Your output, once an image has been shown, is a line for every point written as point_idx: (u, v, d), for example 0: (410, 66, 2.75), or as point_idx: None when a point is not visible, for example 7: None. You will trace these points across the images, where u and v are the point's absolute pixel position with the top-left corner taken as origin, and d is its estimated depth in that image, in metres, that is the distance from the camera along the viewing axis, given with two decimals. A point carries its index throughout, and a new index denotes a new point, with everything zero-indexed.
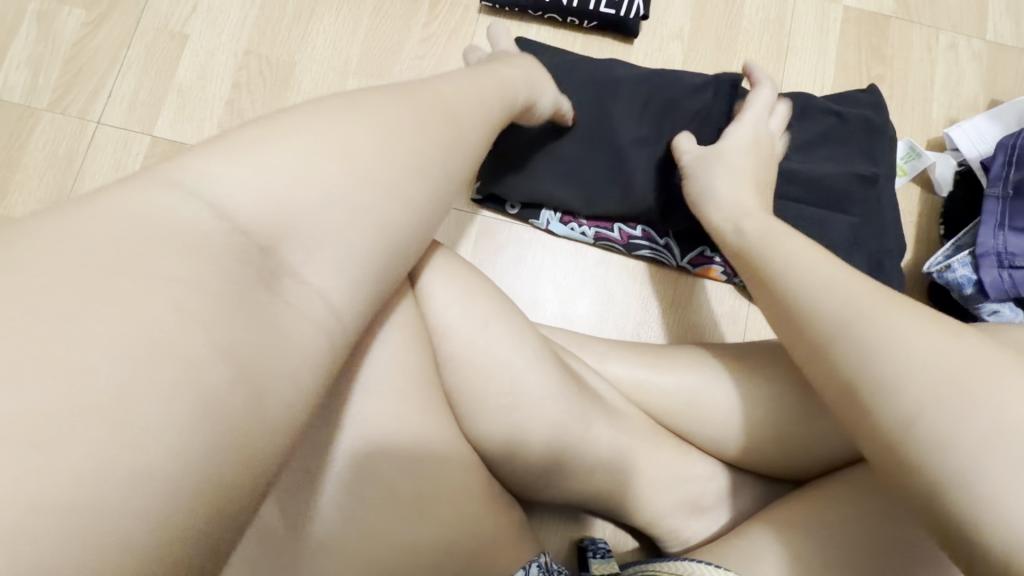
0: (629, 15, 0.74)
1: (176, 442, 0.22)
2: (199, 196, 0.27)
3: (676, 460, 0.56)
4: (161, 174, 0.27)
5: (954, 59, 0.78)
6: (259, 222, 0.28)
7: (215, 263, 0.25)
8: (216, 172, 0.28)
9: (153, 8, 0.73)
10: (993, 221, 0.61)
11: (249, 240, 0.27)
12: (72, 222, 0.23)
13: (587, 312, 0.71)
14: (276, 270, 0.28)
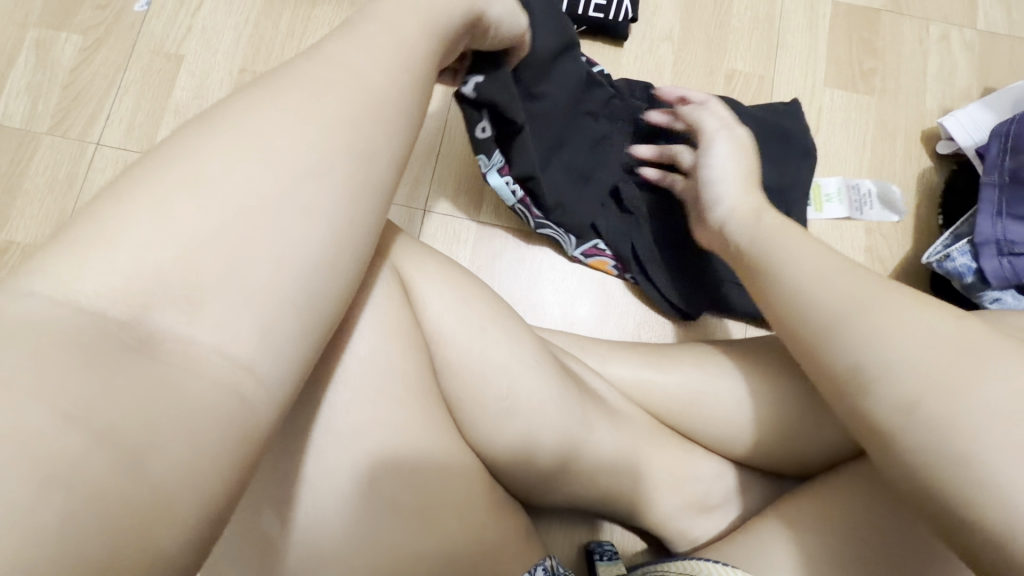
0: (618, 18, 0.74)
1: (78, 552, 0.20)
2: (37, 294, 0.23)
3: (680, 460, 0.56)
4: (8, 283, 0.23)
5: (946, 49, 0.78)
6: (107, 298, 0.23)
7: (79, 355, 0.22)
8: (57, 262, 0.23)
9: (149, 31, 0.74)
10: (990, 209, 0.61)
11: (111, 319, 0.23)
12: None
13: (587, 315, 0.71)
14: (150, 338, 0.24)
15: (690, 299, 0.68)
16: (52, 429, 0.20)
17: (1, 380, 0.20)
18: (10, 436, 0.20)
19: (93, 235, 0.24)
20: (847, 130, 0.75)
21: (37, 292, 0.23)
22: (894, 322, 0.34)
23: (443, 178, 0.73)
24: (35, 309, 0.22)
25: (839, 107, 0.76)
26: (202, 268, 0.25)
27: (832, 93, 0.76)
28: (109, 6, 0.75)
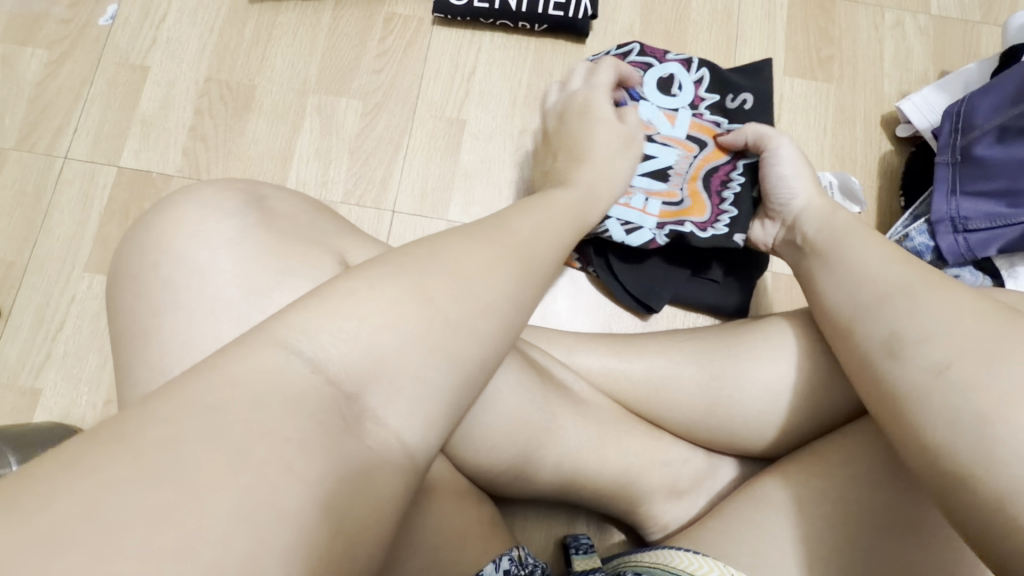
0: (577, 15, 0.75)
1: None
2: (302, 354, 0.27)
3: (649, 447, 0.56)
4: (266, 334, 0.27)
5: (901, 35, 0.79)
6: (353, 368, 0.28)
7: (309, 417, 0.25)
8: (312, 329, 0.28)
9: (114, 44, 0.75)
10: (945, 188, 0.62)
11: (339, 390, 0.27)
12: (204, 388, 0.24)
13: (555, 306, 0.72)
14: (360, 416, 0.28)
15: (652, 293, 0.68)
16: (292, 472, 0.23)
17: (271, 430, 0.24)
18: (256, 474, 0.22)
19: (336, 306, 0.29)
20: (807, 117, 0.76)
21: (299, 352, 0.27)
22: (953, 314, 0.36)
23: (410, 178, 0.73)
24: (294, 370, 0.26)
25: (799, 95, 0.77)
26: (400, 359, 0.29)
27: (792, 82, 0.78)
28: (74, 20, 0.76)
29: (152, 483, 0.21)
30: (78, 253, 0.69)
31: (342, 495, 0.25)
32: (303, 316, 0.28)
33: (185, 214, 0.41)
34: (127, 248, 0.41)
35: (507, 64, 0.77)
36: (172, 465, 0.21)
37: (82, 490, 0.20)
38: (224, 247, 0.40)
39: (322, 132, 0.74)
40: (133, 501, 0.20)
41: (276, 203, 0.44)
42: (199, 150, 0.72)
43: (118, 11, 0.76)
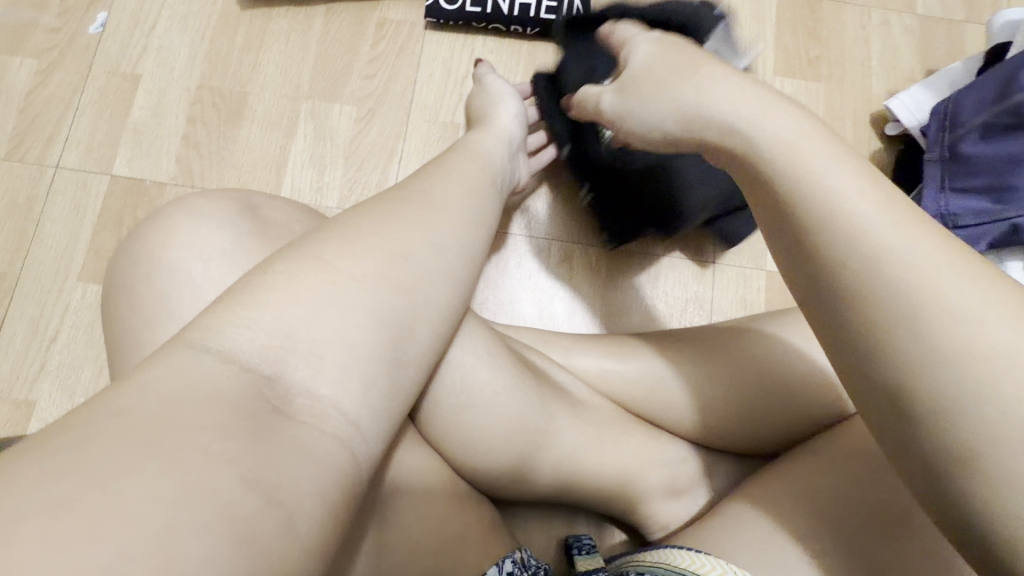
0: (568, 18, 0.76)
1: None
2: (210, 350, 0.29)
3: (647, 446, 0.57)
4: (181, 340, 0.29)
5: (888, 35, 0.80)
6: (264, 354, 0.29)
7: (227, 409, 0.27)
8: (216, 327, 0.29)
9: (104, 52, 0.75)
10: (935, 185, 0.63)
11: (255, 374, 0.29)
12: (115, 397, 0.26)
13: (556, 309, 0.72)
14: (285, 398, 0.29)
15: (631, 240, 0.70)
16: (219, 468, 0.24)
17: (179, 419, 0.25)
18: (168, 462, 0.23)
19: (245, 301, 0.31)
20: None
21: (206, 349, 0.28)
22: None
23: None
24: (198, 366, 0.28)
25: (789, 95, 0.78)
26: (314, 334, 0.30)
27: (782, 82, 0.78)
28: (63, 29, 0.75)
29: (64, 475, 0.22)
30: (71, 263, 0.68)
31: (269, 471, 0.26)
32: (218, 312, 0.30)
33: (177, 224, 0.41)
34: (119, 260, 0.41)
35: (499, 67, 0.77)
36: (83, 461, 0.23)
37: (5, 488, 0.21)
38: (217, 257, 0.40)
39: (316, 137, 0.74)
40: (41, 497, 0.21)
41: (270, 211, 0.44)
42: (192, 157, 0.72)
43: (108, 19, 0.76)
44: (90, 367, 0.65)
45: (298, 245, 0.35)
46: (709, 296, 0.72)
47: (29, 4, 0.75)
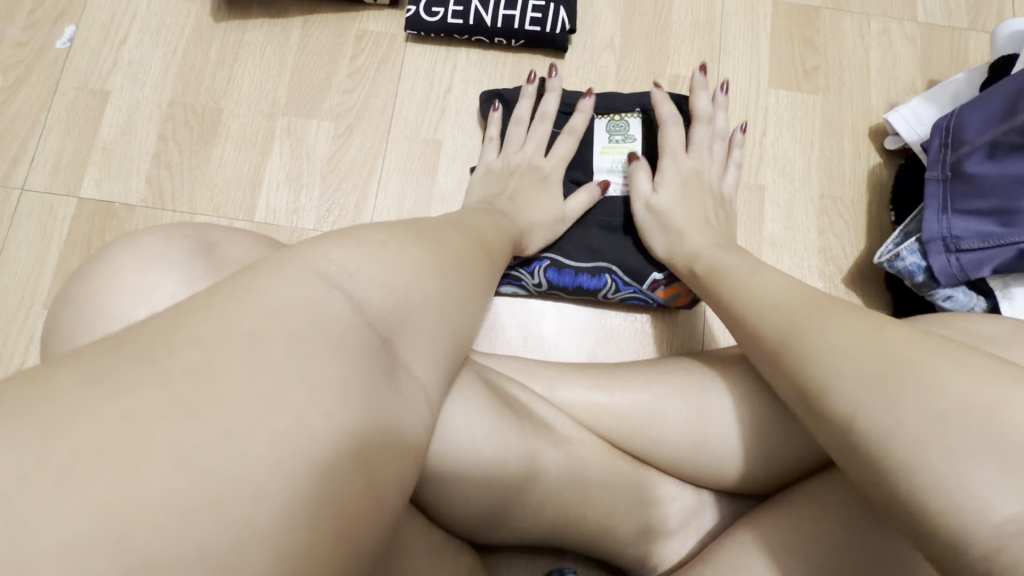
0: (555, 30, 0.73)
1: (298, 521, 0.25)
2: (340, 290, 0.32)
3: (632, 483, 0.54)
4: (308, 265, 0.32)
5: (887, 44, 0.78)
6: (383, 314, 0.33)
7: (354, 357, 0.30)
8: (349, 269, 0.33)
9: (72, 68, 0.72)
10: (936, 205, 0.59)
11: (375, 333, 0.32)
12: (248, 315, 0.28)
13: (561, 283, 0.67)
14: (393, 359, 0.33)
15: (617, 292, 0.67)
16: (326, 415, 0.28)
17: (313, 373, 0.28)
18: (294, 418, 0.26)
19: (369, 245, 0.36)
20: (793, 130, 0.74)
21: (334, 288, 0.32)
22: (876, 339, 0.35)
23: (385, 203, 0.70)
24: (329, 299, 0.31)
25: (785, 108, 0.75)
26: (417, 314, 0.35)
27: (778, 94, 0.75)
28: (29, 44, 0.72)
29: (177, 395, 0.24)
30: (37, 289, 0.66)
31: (366, 438, 0.29)
32: (337, 248, 0.34)
33: (127, 265, 0.38)
34: (64, 303, 0.39)
35: (483, 81, 0.74)
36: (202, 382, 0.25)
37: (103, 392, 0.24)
38: (165, 302, 0.37)
39: (293, 156, 0.71)
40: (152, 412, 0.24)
41: (227, 247, 0.41)
42: (165, 177, 0.69)
43: (76, 32, 0.73)
44: None
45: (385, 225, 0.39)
46: (700, 319, 0.69)
47: None
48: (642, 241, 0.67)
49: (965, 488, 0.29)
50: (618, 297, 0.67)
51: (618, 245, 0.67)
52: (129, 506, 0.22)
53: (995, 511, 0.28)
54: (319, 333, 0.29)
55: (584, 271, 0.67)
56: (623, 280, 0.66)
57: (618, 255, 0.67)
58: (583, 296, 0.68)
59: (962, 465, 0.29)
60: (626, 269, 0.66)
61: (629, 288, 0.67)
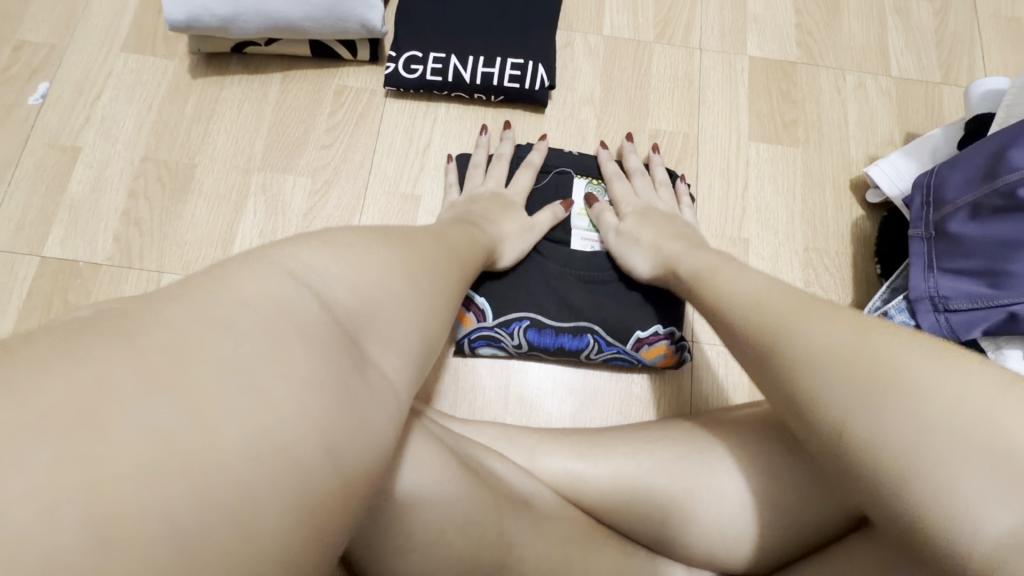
0: (534, 86, 0.73)
1: (279, 524, 0.24)
2: (307, 286, 0.30)
3: (623, 568, 0.49)
4: (268, 260, 0.30)
5: (864, 98, 0.78)
6: (353, 312, 0.31)
7: (327, 352, 0.28)
8: (314, 264, 0.31)
9: (44, 124, 0.71)
10: (922, 263, 0.59)
11: (345, 329, 0.30)
12: (204, 310, 0.26)
13: (542, 343, 0.64)
14: (365, 357, 0.31)
15: (599, 352, 0.65)
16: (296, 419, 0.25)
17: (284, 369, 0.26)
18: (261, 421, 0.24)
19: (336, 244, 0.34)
20: (775, 183, 0.74)
21: (302, 283, 0.30)
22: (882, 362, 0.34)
23: None
24: (297, 295, 0.29)
25: (765, 161, 0.75)
26: (388, 313, 0.33)
27: (758, 147, 0.75)
28: (1, 101, 0.71)
29: (153, 385, 0.22)
30: None
31: (346, 434, 0.27)
32: (302, 246, 0.32)
33: None
34: None
35: (463, 135, 0.74)
36: (173, 375, 0.23)
37: (67, 396, 0.21)
38: None
39: (267, 212, 0.69)
40: (125, 410, 0.21)
41: None
42: (133, 234, 0.67)
43: (49, 89, 0.72)
44: None
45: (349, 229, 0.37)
46: (688, 377, 0.67)
47: None
48: (624, 298, 0.65)
49: (969, 500, 0.29)
50: (602, 357, 0.65)
51: (600, 301, 0.65)
52: (97, 493, 0.20)
53: (986, 526, 0.29)
54: (290, 325, 0.27)
55: (565, 331, 0.64)
56: (604, 340, 0.64)
57: (600, 314, 0.64)
58: (564, 356, 0.65)
59: (963, 479, 0.30)
60: (608, 328, 0.64)
61: (612, 348, 0.64)
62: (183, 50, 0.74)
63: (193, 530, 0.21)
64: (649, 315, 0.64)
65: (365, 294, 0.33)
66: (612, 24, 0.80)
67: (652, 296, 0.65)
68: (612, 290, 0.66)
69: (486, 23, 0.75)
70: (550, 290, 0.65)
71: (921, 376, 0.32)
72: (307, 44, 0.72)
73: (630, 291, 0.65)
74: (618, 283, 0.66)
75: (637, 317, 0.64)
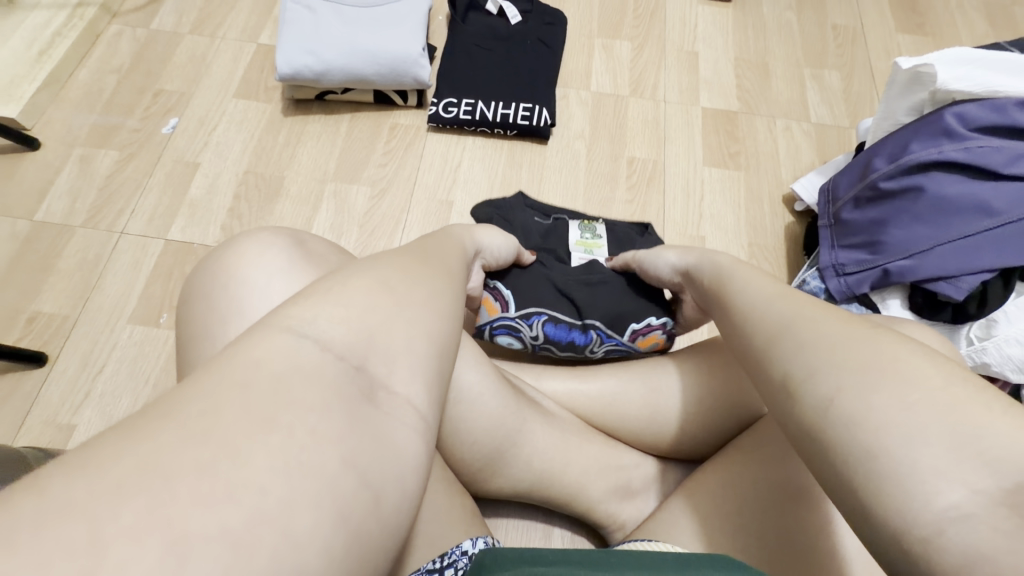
0: (540, 124, 0.97)
1: (322, 539, 0.27)
2: (307, 337, 0.34)
3: (606, 452, 0.66)
4: (272, 324, 0.34)
5: (790, 137, 1.03)
6: (354, 346, 0.36)
7: (330, 390, 0.32)
8: (312, 316, 0.36)
9: (173, 146, 0.95)
10: (827, 243, 0.79)
11: (347, 363, 0.35)
12: (230, 372, 0.30)
13: (556, 336, 0.77)
14: (370, 386, 0.35)
15: (601, 343, 0.77)
16: (313, 443, 0.29)
17: (294, 405, 0.30)
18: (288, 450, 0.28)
19: (332, 292, 0.38)
20: (724, 196, 0.97)
21: (304, 334, 0.34)
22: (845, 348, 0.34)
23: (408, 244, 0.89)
24: (300, 347, 0.33)
25: (716, 180, 0.98)
26: (388, 335, 0.37)
27: (710, 170, 0.99)
28: (142, 130, 0.96)
29: (195, 440, 0.26)
30: (124, 309, 0.82)
31: (364, 457, 0.31)
32: (303, 306, 0.36)
33: (245, 249, 0.55)
34: (198, 278, 0.55)
35: (486, 159, 0.97)
36: (210, 432, 0.27)
37: (134, 461, 0.25)
38: (276, 273, 0.53)
39: (337, 211, 0.91)
40: (175, 459, 0.25)
41: (311, 245, 0.59)
42: (236, 224, 0.89)
43: (178, 122, 0.97)
44: (130, 395, 0.76)
45: (340, 269, 0.41)
46: None
47: (119, 112, 0.97)
48: (620, 297, 0.77)
49: (927, 470, 0.28)
50: (601, 351, 0.78)
51: (600, 301, 0.77)
52: (173, 515, 0.24)
53: (939, 498, 0.27)
54: (303, 377, 0.32)
55: (576, 327, 0.76)
56: (606, 335, 0.77)
57: (602, 313, 0.76)
58: (573, 348, 0.78)
59: (918, 450, 0.29)
60: (608, 324, 0.76)
61: (612, 341, 0.77)
62: (278, 97, 1.00)
63: (251, 538, 0.25)
64: (642, 311, 0.76)
65: (364, 324, 0.37)
66: (597, 83, 1.06)
67: (643, 293, 0.77)
68: (611, 289, 0.77)
69: (504, 82, 1.01)
70: (559, 292, 0.77)
71: (917, 370, 0.31)
72: (371, 93, 0.98)
73: (625, 292, 0.77)
74: (616, 284, 0.77)
75: (632, 314, 0.77)
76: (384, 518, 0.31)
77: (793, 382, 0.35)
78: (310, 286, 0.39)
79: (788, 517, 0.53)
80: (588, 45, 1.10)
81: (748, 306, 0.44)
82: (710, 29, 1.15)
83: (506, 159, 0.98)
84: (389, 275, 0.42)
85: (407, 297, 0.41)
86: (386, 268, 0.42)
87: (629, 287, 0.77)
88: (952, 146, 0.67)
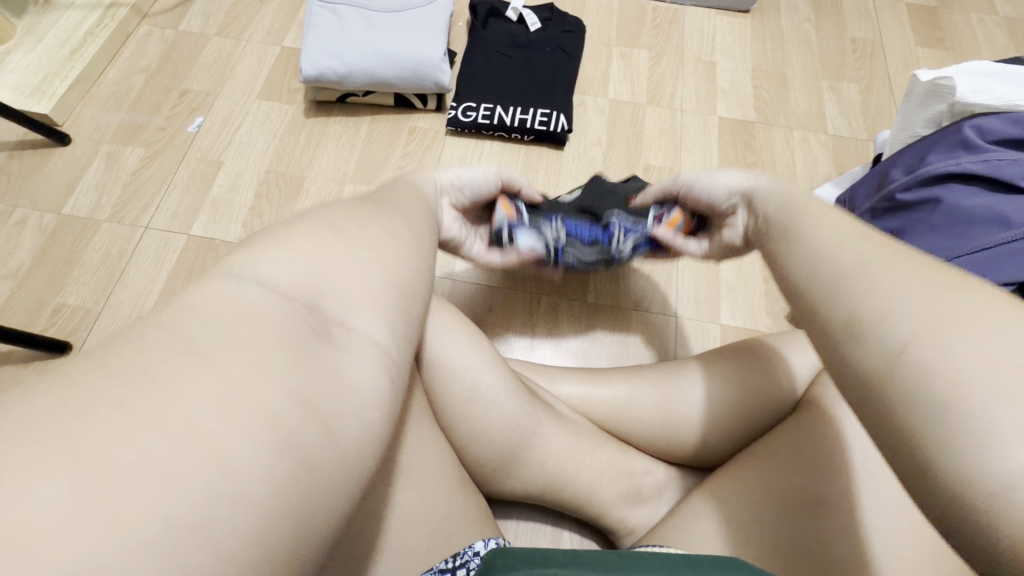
0: (557, 130, 0.98)
1: (263, 470, 0.27)
2: (249, 281, 0.33)
3: (618, 457, 0.66)
4: (216, 272, 0.34)
5: (807, 148, 1.03)
6: (303, 284, 0.34)
7: (271, 327, 0.31)
8: (258, 261, 0.34)
9: (197, 145, 0.97)
10: None
11: (295, 302, 0.33)
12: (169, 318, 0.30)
13: (574, 233, 0.74)
14: (322, 323, 0.33)
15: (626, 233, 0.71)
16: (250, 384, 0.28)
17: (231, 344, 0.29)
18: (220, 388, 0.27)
19: (282, 237, 0.37)
20: None
21: (248, 279, 0.33)
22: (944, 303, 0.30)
23: None
24: (243, 290, 0.32)
25: None
26: (341, 274, 0.36)
27: None
28: (167, 129, 0.98)
29: (116, 378, 0.26)
30: (145, 303, 0.83)
31: (310, 394, 0.30)
32: (250, 250, 0.35)
33: None
34: None
35: (503, 163, 0.98)
36: (137, 369, 0.26)
37: (66, 405, 0.24)
38: None
39: None
40: (98, 398, 0.25)
41: None
42: (256, 222, 0.90)
43: (204, 122, 0.99)
44: None
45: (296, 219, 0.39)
46: (673, 339, 0.85)
47: (146, 111, 0.99)
48: (615, 190, 0.78)
49: (1012, 432, 0.25)
50: (628, 246, 0.72)
51: (603, 199, 0.77)
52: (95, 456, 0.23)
53: (1015, 458, 0.24)
54: (244, 316, 0.31)
55: (587, 224, 0.75)
56: (623, 220, 0.72)
57: (610, 205, 0.75)
58: (592, 247, 0.74)
59: (1006, 411, 0.25)
60: (622, 212, 0.73)
61: (634, 230, 0.71)
62: (301, 99, 1.02)
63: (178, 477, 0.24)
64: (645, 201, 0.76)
65: (315, 265, 0.35)
66: (615, 91, 1.07)
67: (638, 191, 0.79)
68: (609, 189, 0.78)
69: (523, 88, 1.03)
70: (562, 206, 0.76)
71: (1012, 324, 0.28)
72: (392, 96, 0.99)
73: (620, 192, 0.78)
74: (615, 190, 0.79)
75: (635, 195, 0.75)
76: (343, 451, 0.30)
77: (862, 323, 0.32)
78: (262, 232, 0.38)
79: (801, 526, 0.52)
80: (606, 53, 1.11)
81: (823, 237, 0.39)
82: (728, 40, 1.16)
83: (522, 164, 0.98)
84: (346, 218, 0.40)
85: (364, 236, 0.39)
86: (341, 212, 0.40)
87: (627, 189, 0.79)
88: (970, 158, 0.65)
